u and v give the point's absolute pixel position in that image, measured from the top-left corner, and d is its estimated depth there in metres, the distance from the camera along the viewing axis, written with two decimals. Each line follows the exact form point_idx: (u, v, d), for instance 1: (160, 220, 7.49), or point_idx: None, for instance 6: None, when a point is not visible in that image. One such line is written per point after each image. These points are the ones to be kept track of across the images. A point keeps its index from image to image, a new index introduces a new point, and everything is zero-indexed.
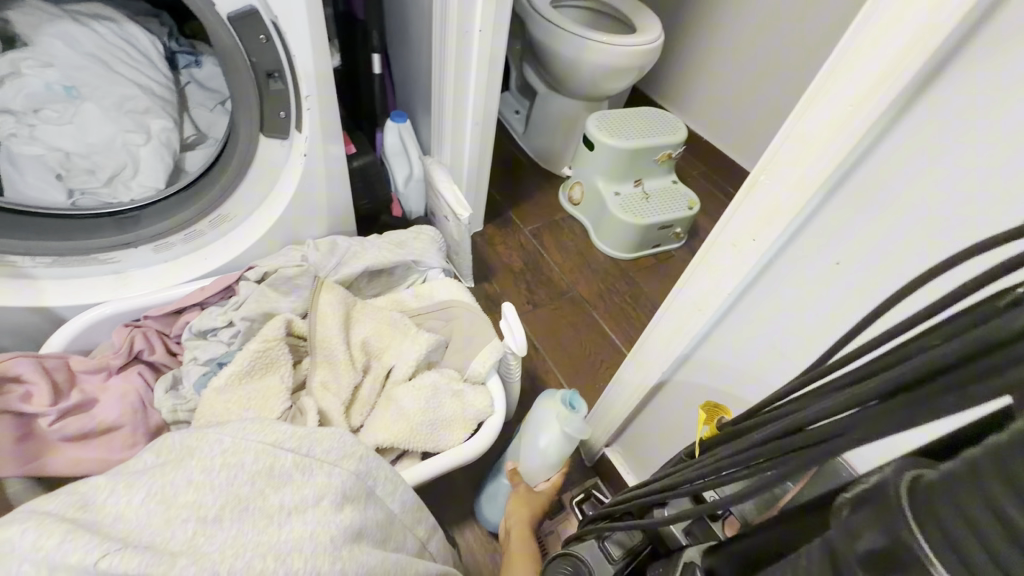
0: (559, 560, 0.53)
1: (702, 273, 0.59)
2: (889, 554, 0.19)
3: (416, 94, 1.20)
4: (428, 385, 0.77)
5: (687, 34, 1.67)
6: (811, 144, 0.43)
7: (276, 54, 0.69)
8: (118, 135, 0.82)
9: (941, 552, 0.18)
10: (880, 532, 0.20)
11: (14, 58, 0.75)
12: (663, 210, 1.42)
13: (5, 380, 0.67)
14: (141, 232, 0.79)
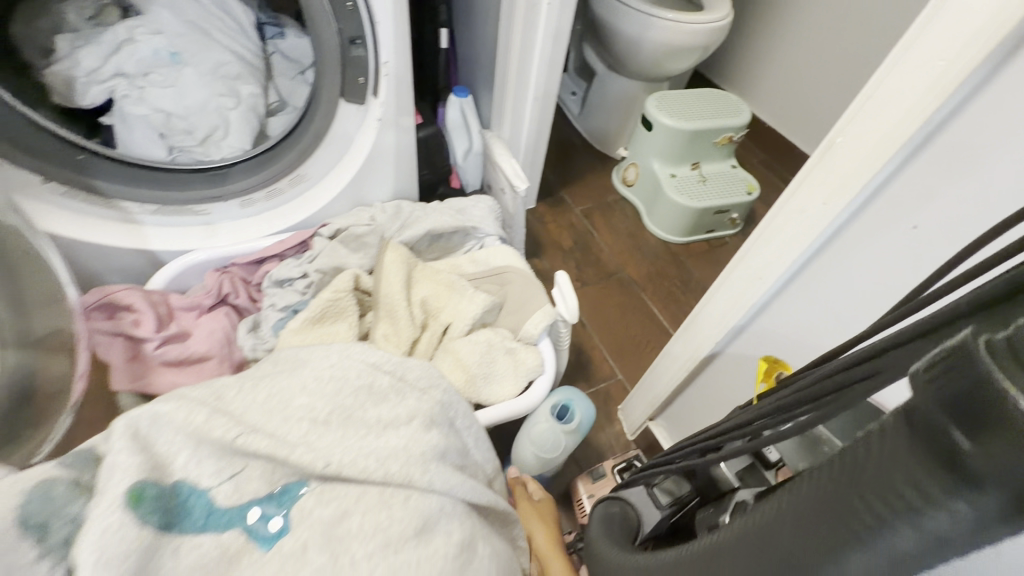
0: (605, 504, 0.55)
1: (765, 243, 0.58)
2: (977, 412, 0.18)
3: (478, 70, 1.22)
4: (483, 342, 0.81)
5: (757, 13, 1.61)
6: (897, 103, 0.41)
7: (361, 21, 0.71)
8: (212, 98, 0.89)
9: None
10: (961, 391, 0.19)
11: (131, 26, 0.83)
12: (720, 195, 1.39)
13: (119, 308, 0.76)
14: (230, 187, 0.84)
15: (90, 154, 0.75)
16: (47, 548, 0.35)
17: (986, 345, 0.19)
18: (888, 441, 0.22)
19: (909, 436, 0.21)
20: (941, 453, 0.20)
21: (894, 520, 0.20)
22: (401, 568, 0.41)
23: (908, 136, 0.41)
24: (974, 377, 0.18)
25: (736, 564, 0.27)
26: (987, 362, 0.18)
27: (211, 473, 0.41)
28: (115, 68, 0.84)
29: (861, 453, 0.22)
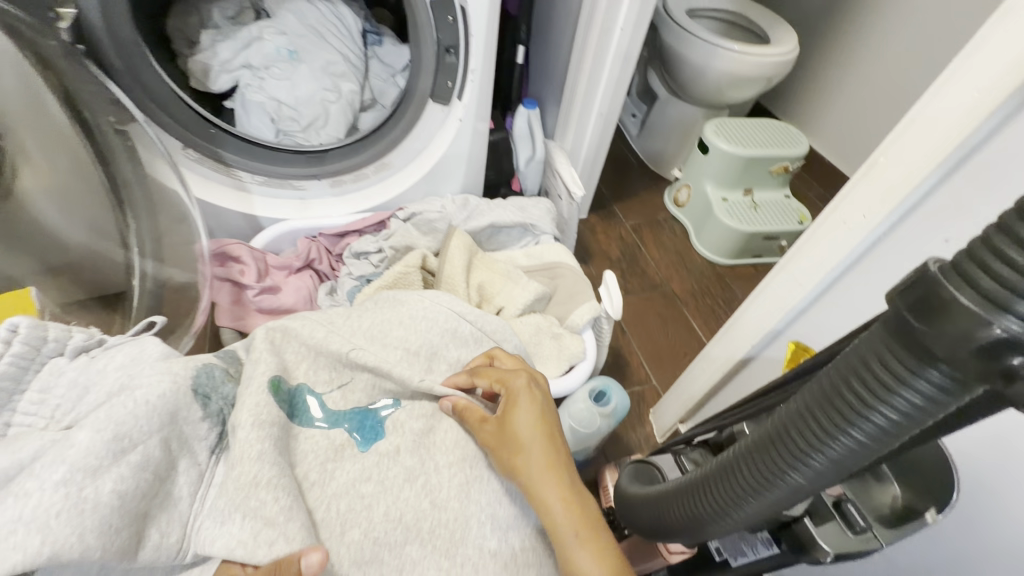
0: (638, 468, 0.61)
1: (806, 252, 0.63)
2: (930, 309, 0.25)
3: (549, 84, 1.31)
4: (532, 325, 0.89)
5: (826, 50, 1.63)
6: (938, 126, 0.47)
7: (457, 32, 0.80)
8: (319, 92, 0.96)
9: (966, 291, 0.24)
10: (921, 298, 0.26)
11: (261, 26, 0.94)
12: (770, 221, 1.42)
13: (230, 258, 0.94)
14: (327, 168, 0.94)
15: (219, 129, 0.88)
16: (207, 413, 0.51)
17: (947, 268, 0.25)
18: (878, 345, 0.29)
19: (893, 337, 0.28)
20: (912, 347, 0.27)
21: (880, 398, 0.28)
22: (447, 487, 0.55)
23: (944, 156, 0.47)
24: (935, 289, 0.25)
25: (772, 453, 0.35)
26: (945, 279, 0.25)
27: (325, 380, 0.60)
28: (243, 60, 0.95)
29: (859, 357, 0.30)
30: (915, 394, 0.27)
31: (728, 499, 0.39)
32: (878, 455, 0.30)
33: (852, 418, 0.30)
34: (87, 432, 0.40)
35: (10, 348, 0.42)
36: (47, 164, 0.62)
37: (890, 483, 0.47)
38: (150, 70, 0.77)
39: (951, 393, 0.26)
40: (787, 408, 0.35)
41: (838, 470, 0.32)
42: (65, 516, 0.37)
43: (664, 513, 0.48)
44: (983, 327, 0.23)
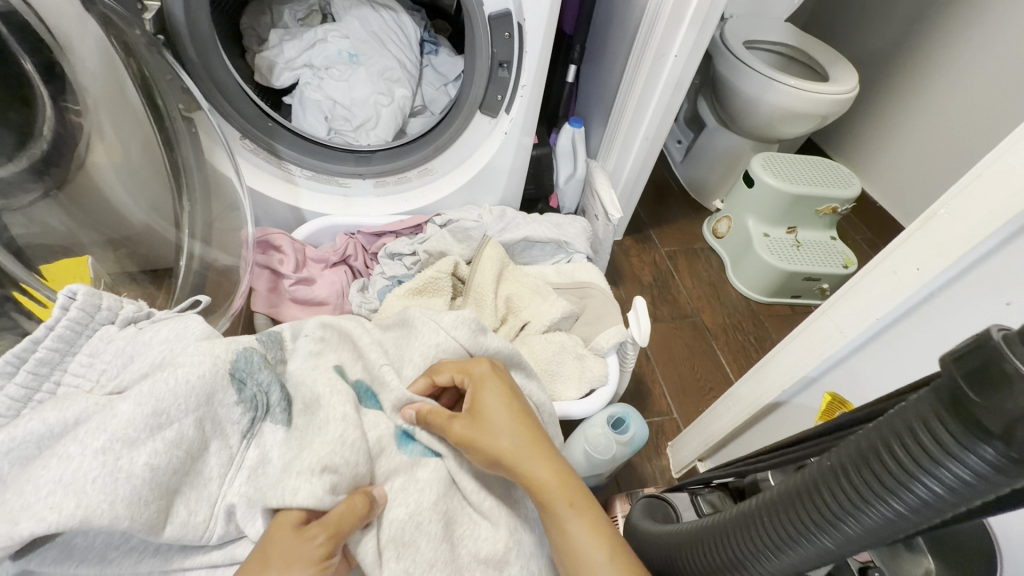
0: (650, 503, 0.59)
1: (851, 299, 0.60)
2: (994, 380, 0.23)
3: (597, 105, 1.32)
4: (556, 342, 0.88)
5: (887, 92, 1.59)
6: (1008, 182, 0.44)
7: (512, 48, 0.82)
8: (373, 95, 0.99)
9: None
10: (981, 365, 0.24)
11: (326, 29, 0.98)
12: (813, 262, 1.37)
13: (271, 247, 0.97)
14: (371, 168, 0.97)
15: (276, 123, 0.91)
16: (242, 397, 0.50)
17: (1011, 337, 0.24)
18: (924, 411, 0.27)
19: (943, 404, 0.26)
20: (965, 417, 0.25)
21: (923, 469, 0.26)
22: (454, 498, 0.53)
23: (1012, 214, 0.44)
24: (996, 359, 0.24)
25: (799, 516, 0.33)
26: (1007, 349, 0.23)
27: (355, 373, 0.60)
28: (306, 59, 0.99)
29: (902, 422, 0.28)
30: (961, 469, 0.25)
31: (744, 554, 0.37)
32: (917, 528, 0.28)
33: (892, 486, 0.28)
34: (130, 404, 0.43)
35: (67, 312, 0.45)
36: (115, 138, 0.67)
37: (924, 554, 0.43)
38: (220, 63, 0.81)
39: (1005, 472, 0.24)
40: (817, 466, 0.33)
41: (870, 538, 0.30)
42: (101, 482, 0.40)
43: (672, 555, 0.47)
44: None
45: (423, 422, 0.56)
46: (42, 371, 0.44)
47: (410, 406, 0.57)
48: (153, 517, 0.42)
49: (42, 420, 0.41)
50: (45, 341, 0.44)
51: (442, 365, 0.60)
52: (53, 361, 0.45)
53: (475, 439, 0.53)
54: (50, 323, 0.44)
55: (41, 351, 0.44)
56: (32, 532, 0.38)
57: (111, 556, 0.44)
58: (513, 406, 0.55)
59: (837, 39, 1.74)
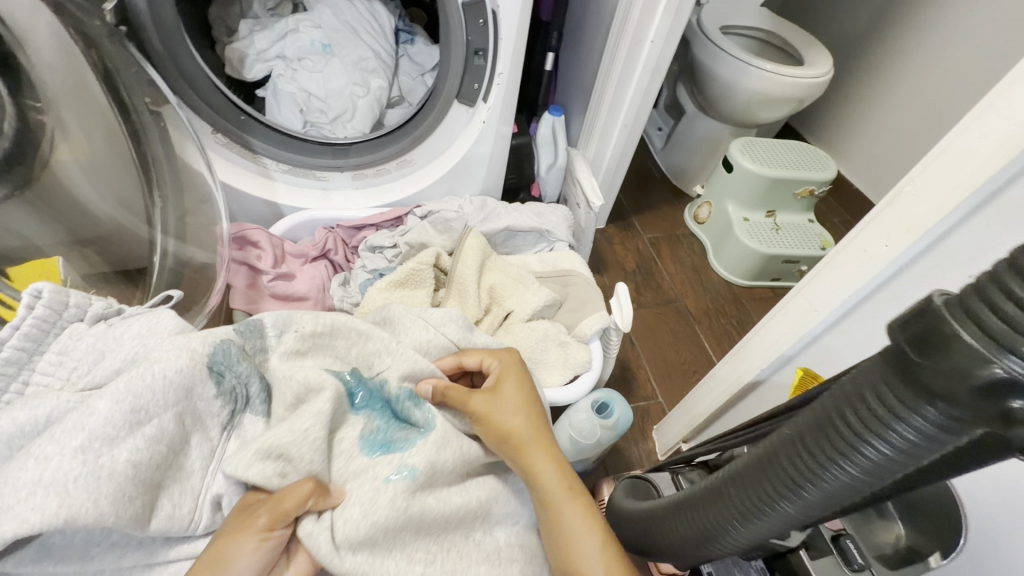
0: (633, 483, 0.61)
1: (825, 278, 0.61)
2: (937, 344, 0.24)
3: (576, 93, 1.32)
4: (540, 330, 0.89)
5: (861, 76, 1.61)
6: (971, 158, 0.45)
7: (487, 35, 0.80)
8: (348, 86, 0.98)
9: (973, 325, 0.23)
10: (925, 330, 0.25)
11: (298, 19, 0.96)
12: (792, 245, 1.39)
13: (249, 243, 0.96)
14: (349, 161, 0.96)
15: (248, 116, 0.89)
16: (221, 390, 0.49)
17: (952, 302, 0.25)
18: (876, 378, 0.28)
19: (892, 371, 0.28)
20: (912, 382, 0.26)
21: (875, 431, 0.28)
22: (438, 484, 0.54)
23: (974, 189, 0.45)
24: (937, 323, 0.24)
25: (767, 485, 0.34)
26: (948, 314, 0.24)
27: None
28: (277, 51, 0.97)
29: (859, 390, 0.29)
30: (910, 431, 0.26)
31: (719, 524, 0.39)
32: (872, 489, 0.30)
33: (846, 451, 0.29)
34: (106, 402, 0.41)
35: (33, 310, 0.44)
36: (82, 135, 0.65)
37: (895, 521, 0.45)
38: (187, 54, 0.78)
39: (949, 431, 0.25)
40: (781, 436, 0.35)
41: (830, 501, 0.32)
42: (83, 482, 0.39)
43: (655, 531, 0.48)
44: (982, 364, 0.22)
45: (440, 399, 0.56)
46: (9, 370, 0.43)
47: (427, 381, 0.56)
48: (140, 511, 0.41)
49: (11, 419, 0.40)
50: (10, 341, 0.42)
51: (472, 350, 0.62)
52: (21, 361, 0.44)
53: (488, 411, 0.55)
54: (16, 321, 0.43)
55: (7, 350, 0.42)
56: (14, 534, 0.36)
57: (92, 553, 0.43)
58: (527, 393, 0.57)
59: (812, 24, 1.75)
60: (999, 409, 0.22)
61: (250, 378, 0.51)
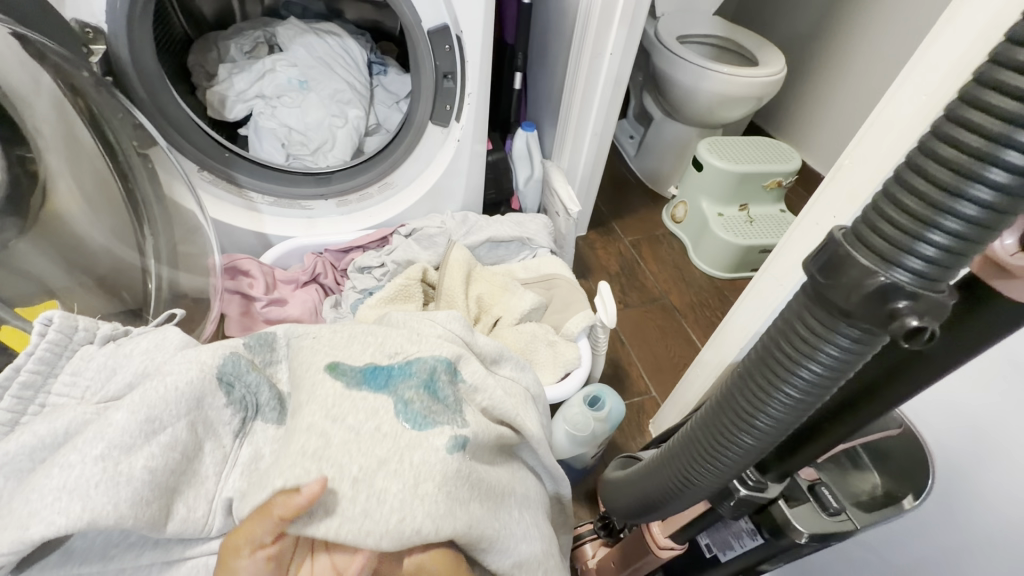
0: (623, 461, 0.65)
1: (786, 254, 0.65)
2: (839, 268, 0.30)
3: (546, 109, 1.37)
4: (529, 333, 0.93)
5: (816, 71, 1.69)
6: (893, 128, 0.50)
7: (454, 60, 0.85)
8: (327, 118, 1.02)
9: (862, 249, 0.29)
10: (827, 258, 0.31)
11: (274, 59, 1.01)
12: (766, 235, 1.44)
13: (240, 272, 0.99)
14: (332, 188, 0.99)
15: (233, 153, 0.93)
16: (231, 400, 0.51)
17: (849, 233, 0.31)
18: (799, 308, 0.34)
19: (810, 300, 0.33)
20: (826, 307, 0.32)
21: (805, 354, 0.33)
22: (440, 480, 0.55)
23: (902, 156, 0.50)
24: (838, 251, 0.31)
25: (733, 422, 0.39)
26: (847, 242, 0.30)
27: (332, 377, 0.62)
28: (257, 90, 1.01)
29: (790, 321, 0.35)
30: (832, 348, 0.32)
31: (698, 468, 0.44)
32: (813, 406, 0.36)
33: (786, 377, 0.35)
34: (124, 413, 0.43)
35: (45, 336, 0.47)
36: (75, 182, 0.70)
37: (869, 471, 0.49)
38: (169, 98, 0.83)
39: (860, 341, 0.31)
40: (734, 375, 0.40)
41: (781, 427, 0.37)
42: (104, 486, 0.41)
43: (646, 490, 0.53)
44: (872, 276, 0.28)
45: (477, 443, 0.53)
46: (27, 394, 0.46)
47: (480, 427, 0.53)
48: (154, 516, 0.43)
49: (33, 433, 0.43)
50: (25, 365, 0.46)
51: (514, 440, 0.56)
52: (37, 384, 0.46)
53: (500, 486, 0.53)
54: (30, 346, 0.46)
55: (23, 374, 0.46)
56: (42, 535, 0.39)
57: (113, 553, 0.46)
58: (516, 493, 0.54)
59: (765, 28, 1.85)
60: (889, 309, 0.28)
61: (257, 386, 0.52)
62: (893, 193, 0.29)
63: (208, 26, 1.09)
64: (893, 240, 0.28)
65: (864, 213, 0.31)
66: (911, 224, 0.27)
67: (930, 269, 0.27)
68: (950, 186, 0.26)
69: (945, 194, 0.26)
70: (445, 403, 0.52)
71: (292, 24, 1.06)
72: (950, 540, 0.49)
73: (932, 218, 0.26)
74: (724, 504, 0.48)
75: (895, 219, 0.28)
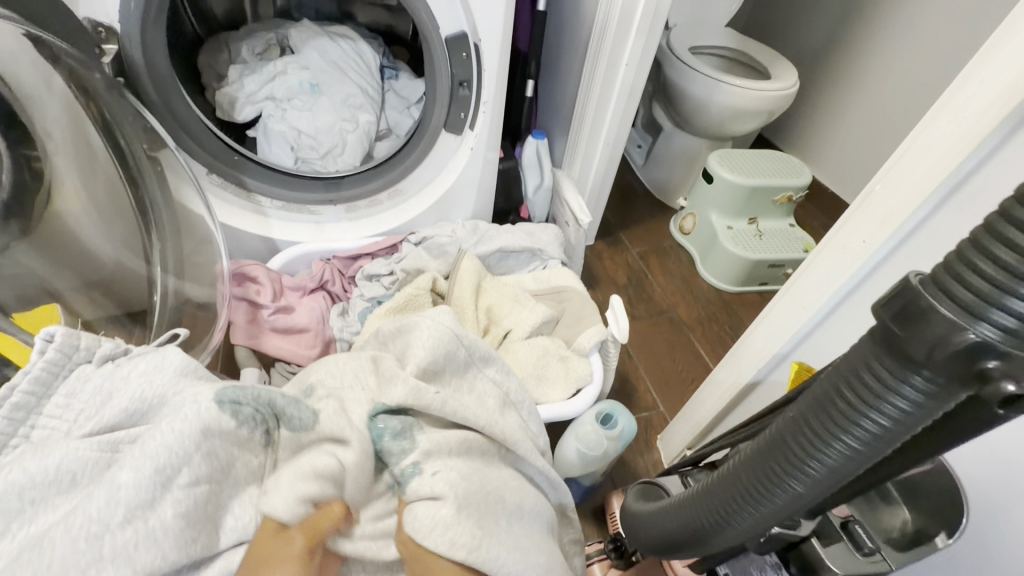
0: (643, 486, 0.64)
1: (810, 276, 0.64)
2: (919, 316, 0.29)
3: (557, 117, 1.36)
4: (541, 347, 0.91)
5: (827, 85, 1.69)
6: (933, 152, 0.49)
7: (471, 68, 0.84)
8: (338, 122, 1.00)
9: (946, 299, 0.28)
10: (902, 304, 0.30)
11: (286, 62, 1.00)
12: (776, 250, 1.43)
13: (247, 278, 0.98)
14: (342, 194, 0.97)
15: (242, 157, 0.91)
16: (241, 417, 0.51)
17: (927, 281, 0.30)
18: (866, 355, 0.33)
19: (879, 347, 0.32)
20: (897, 356, 0.31)
21: (870, 404, 0.32)
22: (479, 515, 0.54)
23: (941, 181, 0.49)
24: (916, 298, 0.29)
25: (785, 467, 0.38)
26: (925, 289, 0.29)
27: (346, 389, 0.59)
28: (267, 93, 1.00)
29: (858, 366, 0.33)
30: (902, 401, 0.31)
31: (738, 508, 0.43)
32: (872, 460, 0.34)
33: (846, 425, 0.34)
34: (128, 473, 0.44)
35: (44, 354, 0.46)
36: (81, 184, 0.69)
37: (900, 506, 0.46)
38: (180, 98, 0.81)
39: (933, 396, 0.30)
40: (786, 418, 0.39)
41: (837, 474, 0.36)
42: (143, 546, 0.43)
43: (675, 525, 0.51)
44: (959, 331, 0.27)
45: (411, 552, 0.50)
46: (18, 415, 0.45)
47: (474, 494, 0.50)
48: (202, 549, 0.47)
49: (23, 471, 0.42)
50: (20, 385, 0.44)
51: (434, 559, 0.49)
52: (29, 406, 0.45)
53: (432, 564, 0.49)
54: (26, 367, 0.45)
55: (16, 396, 0.44)
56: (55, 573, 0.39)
57: None
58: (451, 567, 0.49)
59: (776, 40, 1.84)
60: (977, 369, 0.27)
61: (267, 398, 0.53)
62: (984, 242, 0.28)
63: (218, 26, 1.07)
64: (982, 292, 0.27)
65: (946, 261, 0.30)
66: (1004, 276, 0.26)
67: (1022, 330, 0.26)
68: None
69: None
70: (394, 437, 0.55)
71: (305, 26, 1.05)
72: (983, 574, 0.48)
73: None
74: (754, 541, 0.47)
75: (985, 271, 0.27)
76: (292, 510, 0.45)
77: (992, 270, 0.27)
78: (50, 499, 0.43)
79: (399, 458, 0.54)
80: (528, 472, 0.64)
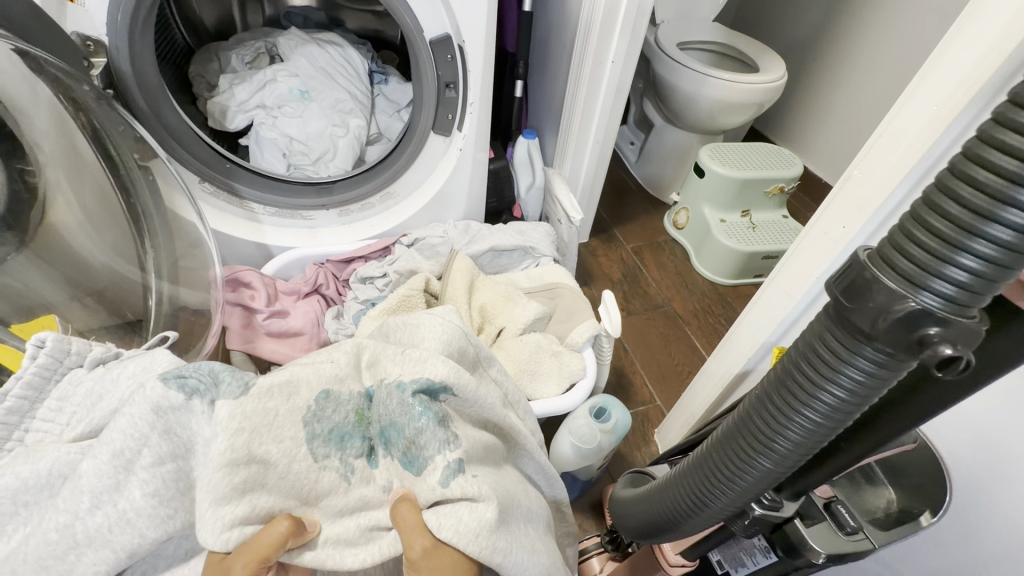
0: (634, 474, 0.65)
1: (796, 262, 0.64)
2: (865, 289, 0.30)
3: (548, 116, 1.37)
4: (533, 343, 0.91)
5: (817, 76, 1.69)
6: (904, 137, 0.49)
7: (456, 69, 0.85)
8: (329, 127, 1.01)
9: (887, 272, 0.30)
10: (849, 279, 0.32)
11: (275, 70, 1.01)
12: (768, 241, 1.44)
13: (242, 284, 0.98)
14: (333, 199, 0.98)
15: (234, 164, 0.92)
16: (190, 391, 0.45)
17: (873, 256, 0.31)
18: (822, 331, 0.34)
19: (833, 322, 0.33)
20: (849, 330, 0.32)
21: (827, 377, 0.33)
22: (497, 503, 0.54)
23: (912, 165, 0.49)
24: (862, 272, 0.31)
25: (753, 445, 0.39)
26: (871, 264, 0.31)
27: None
28: (258, 101, 1.01)
29: (814, 343, 0.34)
30: (855, 372, 0.32)
31: (713, 489, 0.44)
32: (834, 432, 0.35)
33: (806, 399, 0.35)
34: (89, 463, 0.42)
35: (36, 359, 0.48)
36: (74, 197, 0.70)
37: (884, 486, 0.47)
38: (170, 109, 0.83)
39: (884, 364, 0.31)
40: (753, 398, 0.40)
41: (802, 448, 0.37)
42: (117, 527, 0.43)
43: (657, 510, 0.52)
44: (900, 301, 0.28)
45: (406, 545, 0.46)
46: (12, 420, 0.46)
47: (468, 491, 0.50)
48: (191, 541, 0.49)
49: (16, 475, 0.43)
50: (13, 390, 0.46)
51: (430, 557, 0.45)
52: (23, 409, 0.47)
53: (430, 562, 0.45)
54: (18, 371, 0.47)
55: (10, 400, 0.46)
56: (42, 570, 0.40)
57: None
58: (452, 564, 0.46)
59: (766, 33, 1.85)
60: (918, 336, 0.28)
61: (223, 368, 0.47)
62: (920, 216, 0.29)
63: (208, 35, 1.09)
64: (919, 260, 0.28)
65: (890, 238, 0.31)
66: (941, 246, 0.27)
67: (957, 296, 0.27)
68: (982, 210, 0.26)
69: (977, 220, 0.26)
70: (430, 425, 0.50)
71: (294, 34, 1.06)
72: (969, 552, 0.48)
73: (962, 242, 0.27)
74: (737, 523, 0.48)
75: (923, 241, 0.28)
76: (223, 539, 0.42)
77: (930, 240, 0.28)
78: (42, 502, 0.44)
79: (439, 449, 0.50)
80: (520, 465, 0.65)
